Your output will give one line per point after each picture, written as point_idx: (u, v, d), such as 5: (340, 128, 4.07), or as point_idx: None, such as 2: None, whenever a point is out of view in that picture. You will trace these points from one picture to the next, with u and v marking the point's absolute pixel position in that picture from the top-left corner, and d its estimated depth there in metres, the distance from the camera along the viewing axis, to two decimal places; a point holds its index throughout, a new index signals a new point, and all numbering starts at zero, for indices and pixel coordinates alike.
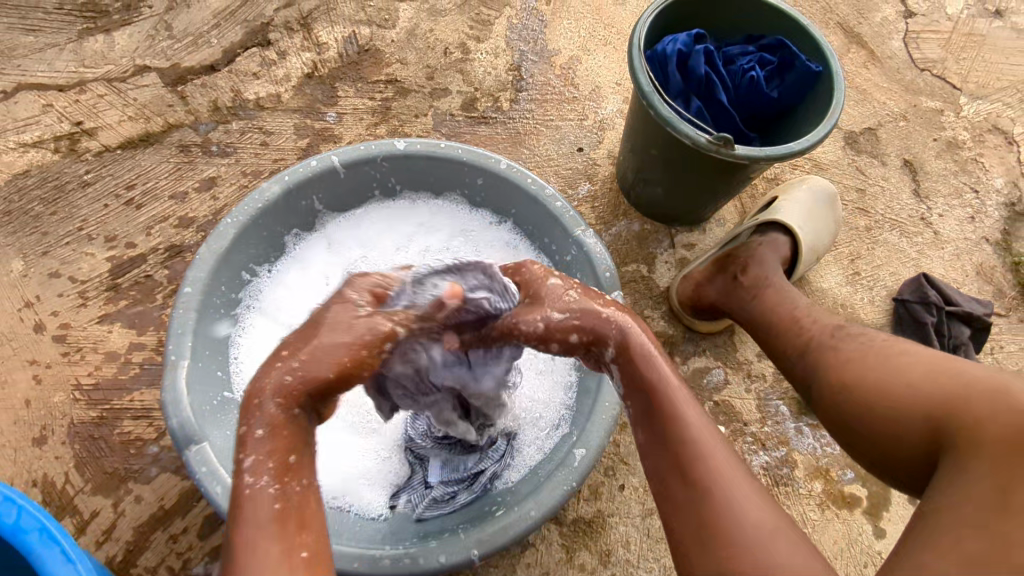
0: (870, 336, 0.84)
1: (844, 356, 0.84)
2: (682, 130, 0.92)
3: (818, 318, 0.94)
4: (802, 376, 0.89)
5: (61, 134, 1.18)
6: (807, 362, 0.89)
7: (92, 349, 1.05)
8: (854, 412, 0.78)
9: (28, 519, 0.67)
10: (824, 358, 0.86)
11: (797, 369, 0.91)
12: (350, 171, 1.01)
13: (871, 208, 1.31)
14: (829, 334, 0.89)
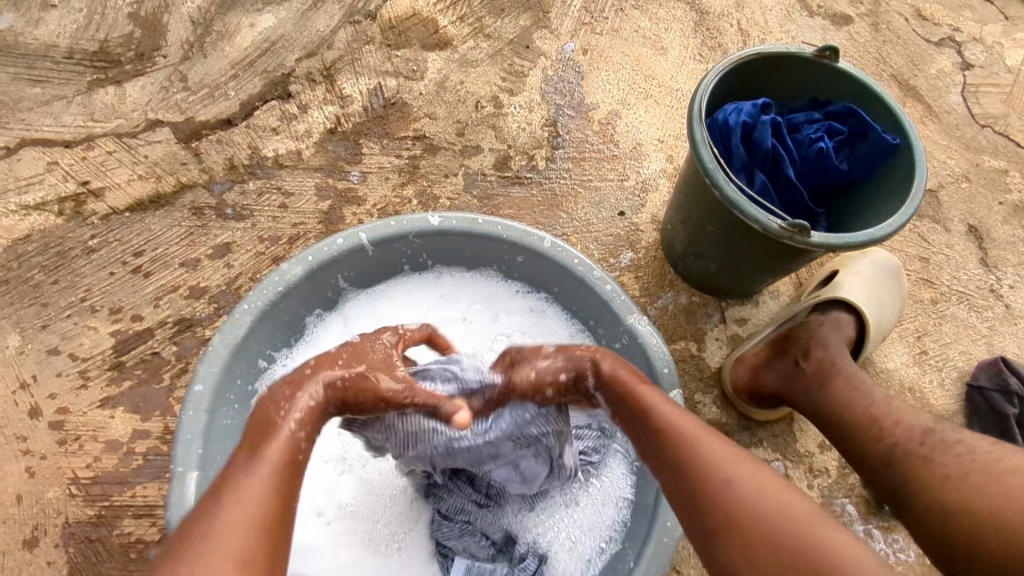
0: (970, 449, 0.77)
1: (940, 471, 0.76)
2: (751, 214, 0.83)
3: (903, 416, 0.86)
4: (895, 487, 0.80)
5: (66, 195, 1.10)
6: (900, 473, 0.80)
7: (92, 438, 0.96)
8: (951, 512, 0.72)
9: None
10: (922, 475, 0.78)
11: (883, 478, 0.82)
12: (379, 248, 0.92)
13: (936, 278, 1.21)
14: (917, 440, 0.81)
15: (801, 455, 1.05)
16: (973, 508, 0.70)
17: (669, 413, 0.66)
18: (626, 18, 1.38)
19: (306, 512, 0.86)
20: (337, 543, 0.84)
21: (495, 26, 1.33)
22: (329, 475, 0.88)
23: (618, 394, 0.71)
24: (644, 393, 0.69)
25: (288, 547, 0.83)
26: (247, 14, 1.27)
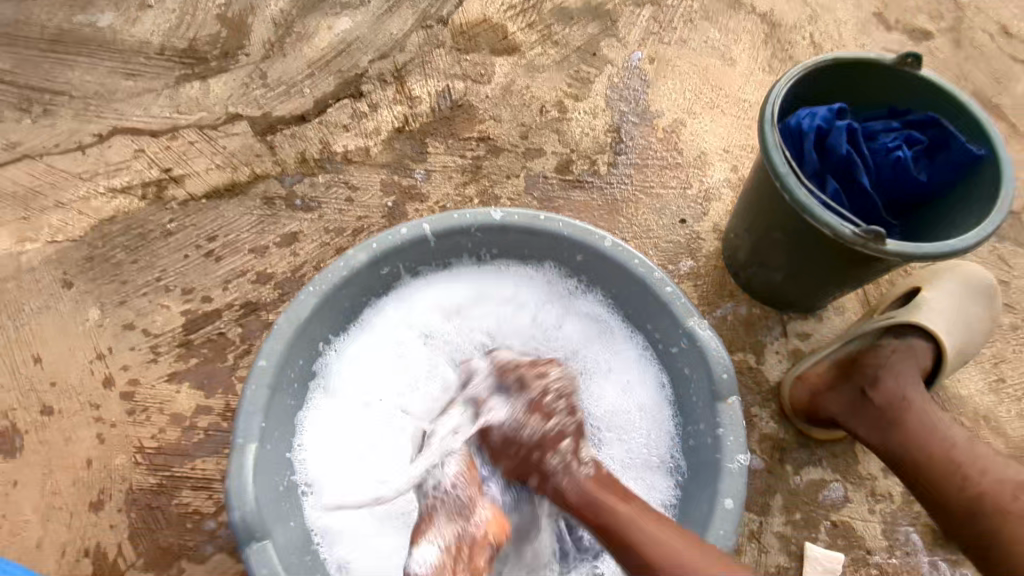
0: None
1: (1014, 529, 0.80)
2: (823, 220, 0.81)
3: (989, 465, 0.85)
4: (982, 538, 0.82)
5: (149, 180, 1.16)
6: (988, 523, 0.82)
7: (158, 410, 1.00)
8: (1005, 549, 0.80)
9: None
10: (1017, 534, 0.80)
11: (967, 523, 0.83)
12: (440, 240, 0.94)
13: (1018, 303, 1.15)
14: (1007, 494, 0.82)
15: (863, 477, 1.01)
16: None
17: (635, 511, 0.74)
18: (695, 28, 1.37)
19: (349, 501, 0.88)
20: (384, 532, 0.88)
21: (563, 34, 1.34)
22: (378, 466, 0.90)
23: (595, 503, 0.75)
24: (630, 496, 0.76)
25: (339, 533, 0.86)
26: (325, 17, 1.32)
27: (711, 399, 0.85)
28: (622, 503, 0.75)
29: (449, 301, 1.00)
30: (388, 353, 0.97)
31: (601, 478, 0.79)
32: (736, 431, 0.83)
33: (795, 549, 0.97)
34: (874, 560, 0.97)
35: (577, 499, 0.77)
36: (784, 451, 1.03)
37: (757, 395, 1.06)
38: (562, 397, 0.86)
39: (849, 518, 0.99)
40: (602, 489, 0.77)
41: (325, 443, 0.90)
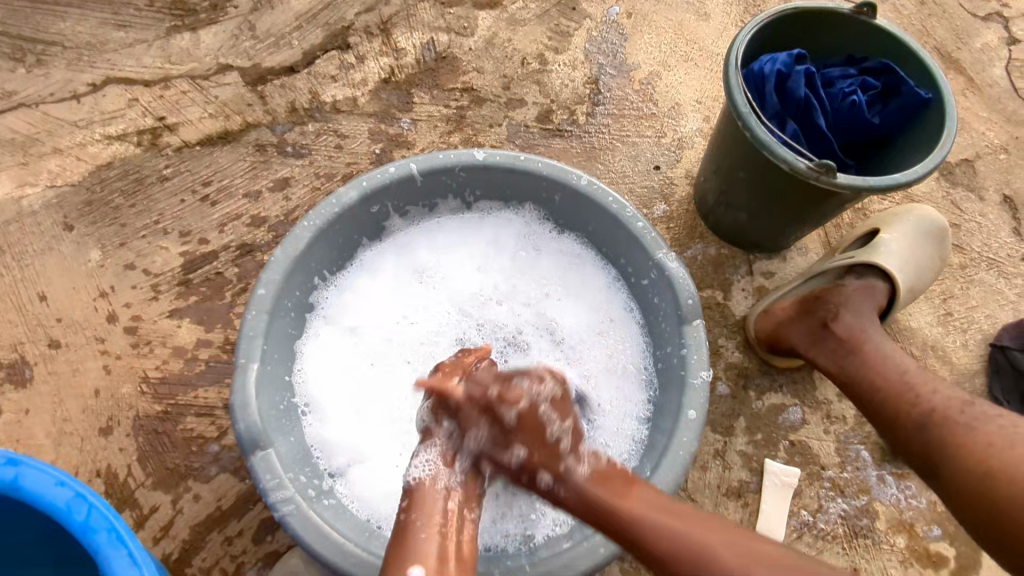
0: (1015, 422, 0.75)
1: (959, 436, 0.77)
2: (780, 155, 0.89)
3: (940, 386, 0.84)
4: (925, 454, 0.81)
5: (144, 128, 1.20)
6: (937, 434, 0.80)
7: (161, 343, 1.06)
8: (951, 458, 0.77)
9: (60, 492, 0.67)
10: (954, 443, 0.77)
11: (912, 437, 0.83)
12: (427, 179, 0.99)
13: (966, 244, 1.23)
14: (957, 408, 0.80)
15: (819, 402, 1.09)
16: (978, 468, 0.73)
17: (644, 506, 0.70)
18: None
19: (347, 418, 0.96)
20: (379, 448, 0.94)
21: None
22: (374, 392, 0.99)
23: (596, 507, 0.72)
24: (631, 490, 0.72)
25: (335, 449, 0.93)
26: None
27: (678, 321, 0.92)
28: (629, 503, 0.70)
29: (438, 244, 1.09)
30: (382, 290, 1.05)
31: (598, 473, 0.75)
32: (700, 350, 0.89)
33: (755, 465, 1.04)
34: (828, 475, 1.04)
35: (579, 503, 0.73)
36: (748, 377, 1.10)
37: (724, 328, 1.13)
38: (552, 403, 0.78)
39: (806, 438, 1.06)
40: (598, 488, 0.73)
41: (326, 367, 0.98)
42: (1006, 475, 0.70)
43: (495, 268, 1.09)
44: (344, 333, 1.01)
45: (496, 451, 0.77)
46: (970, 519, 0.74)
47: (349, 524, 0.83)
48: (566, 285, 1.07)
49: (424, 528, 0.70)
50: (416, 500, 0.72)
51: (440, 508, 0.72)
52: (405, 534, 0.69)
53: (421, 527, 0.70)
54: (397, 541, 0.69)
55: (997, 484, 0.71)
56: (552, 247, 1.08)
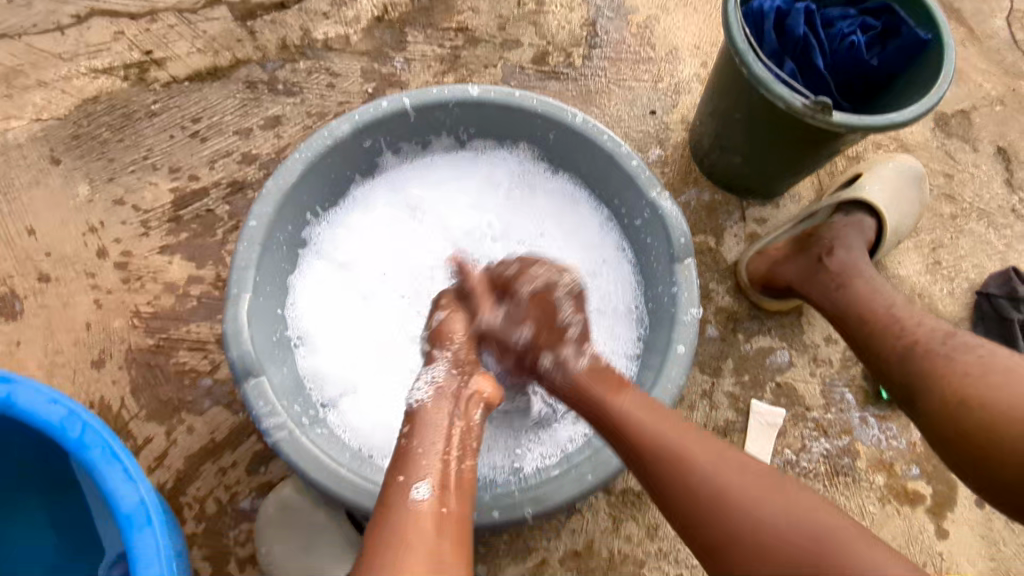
0: (993, 351, 0.76)
1: (942, 365, 0.79)
2: (777, 93, 0.88)
3: (925, 318, 0.86)
4: (903, 386, 0.83)
5: (131, 62, 1.17)
6: (916, 366, 0.81)
7: (152, 279, 1.06)
8: (927, 388, 0.79)
9: (57, 409, 0.68)
10: (930, 372, 0.79)
11: (895, 369, 0.85)
12: (420, 114, 0.98)
13: (958, 195, 1.24)
14: (939, 339, 0.82)
15: (807, 346, 1.11)
16: (950, 396, 0.75)
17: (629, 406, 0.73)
18: None
19: (340, 352, 0.97)
20: (372, 382, 0.96)
21: None
22: (366, 326, 1.00)
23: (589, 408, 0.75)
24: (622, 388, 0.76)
25: (327, 380, 0.94)
26: None
27: (669, 260, 0.92)
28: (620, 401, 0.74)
29: (431, 182, 1.08)
30: (374, 227, 1.05)
31: (595, 368, 0.79)
32: (690, 288, 0.90)
33: (741, 405, 1.06)
34: (812, 416, 1.07)
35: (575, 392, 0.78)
36: (737, 322, 1.11)
37: (715, 272, 1.14)
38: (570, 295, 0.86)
39: (792, 380, 1.08)
40: (593, 378, 0.77)
41: (319, 301, 0.99)
42: (978, 399, 0.72)
43: (488, 208, 1.08)
44: (336, 268, 1.02)
45: (505, 332, 0.84)
46: (940, 442, 0.76)
47: (343, 451, 0.84)
48: (559, 226, 1.07)
49: (426, 455, 0.69)
50: (418, 427, 0.72)
51: (444, 434, 0.71)
52: (407, 458, 0.69)
53: (423, 454, 0.69)
54: (399, 460, 0.69)
55: (968, 408, 0.73)
56: (545, 189, 1.08)
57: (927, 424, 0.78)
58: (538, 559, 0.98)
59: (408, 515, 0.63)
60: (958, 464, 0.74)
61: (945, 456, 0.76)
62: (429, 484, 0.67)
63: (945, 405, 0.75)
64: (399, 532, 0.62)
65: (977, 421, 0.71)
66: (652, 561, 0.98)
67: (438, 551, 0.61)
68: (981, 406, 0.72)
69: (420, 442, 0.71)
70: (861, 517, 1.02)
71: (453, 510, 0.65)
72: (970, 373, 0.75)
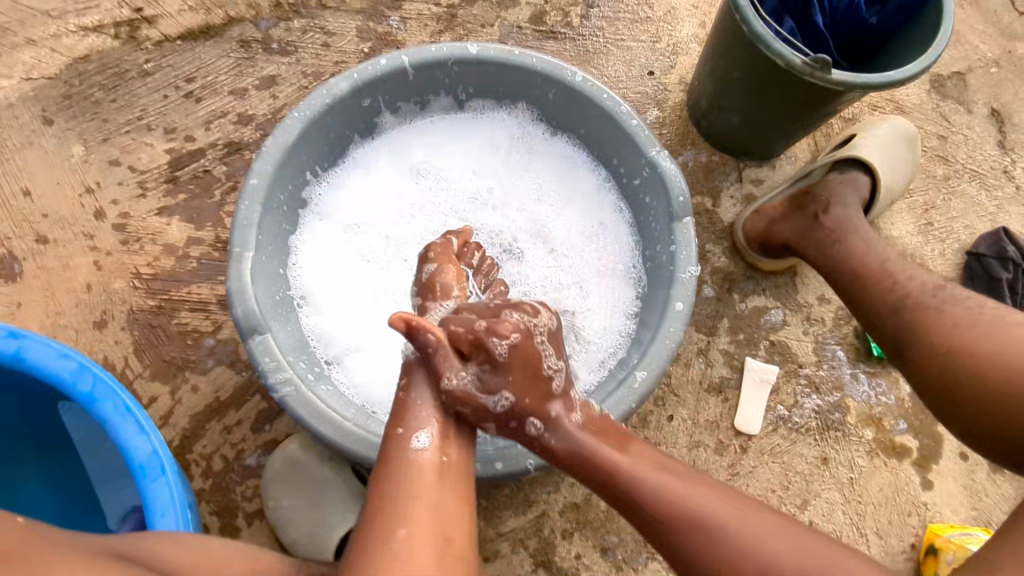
0: (981, 303, 0.79)
1: (931, 318, 0.81)
2: (776, 50, 0.88)
3: (917, 274, 0.88)
4: (893, 340, 0.85)
5: (121, 20, 1.15)
6: (907, 319, 0.83)
7: (151, 240, 1.05)
8: (917, 339, 0.81)
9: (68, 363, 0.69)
10: (920, 324, 0.82)
11: (887, 324, 0.87)
12: (418, 73, 0.97)
13: (952, 156, 1.25)
14: (929, 292, 0.84)
15: (800, 305, 1.13)
16: (939, 346, 0.78)
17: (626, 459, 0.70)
18: None
19: (343, 311, 0.98)
20: (374, 341, 0.97)
21: None
22: (368, 287, 1.00)
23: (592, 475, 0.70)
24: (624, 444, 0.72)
25: (330, 338, 0.95)
26: None
27: (668, 219, 0.93)
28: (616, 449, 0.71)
29: (431, 144, 1.08)
30: (374, 188, 1.05)
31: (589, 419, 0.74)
32: (688, 247, 0.91)
33: (736, 363, 1.09)
34: (804, 372, 1.09)
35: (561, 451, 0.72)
36: (733, 282, 1.13)
37: (712, 233, 1.15)
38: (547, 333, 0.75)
39: (785, 338, 1.11)
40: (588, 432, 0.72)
41: (321, 261, 1.00)
42: (966, 350, 0.75)
43: (487, 169, 1.08)
44: (336, 229, 1.02)
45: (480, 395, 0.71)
46: (930, 392, 0.79)
47: (348, 407, 0.86)
48: (558, 188, 1.08)
49: (425, 405, 0.71)
50: (415, 377, 0.73)
51: (447, 383, 0.72)
52: (405, 408, 0.70)
53: (423, 406, 0.70)
54: (397, 412, 0.70)
55: (956, 359, 0.75)
56: (544, 151, 1.08)
57: (916, 374, 0.81)
58: (538, 511, 1.01)
59: (409, 461, 0.65)
60: (944, 413, 0.77)
61: (932, 403, 0.79)
62: (429, 433, 0.68)
63: (936, 355, 0.78)
64: (400, 481, 0.64)
65: (966, 369, 0.74)
66: None
67: (437, 497, 0.63)
68: (970, 355, 0.74)
69: (419, 392, 0.71)
70: (850, 469, 1.06)
71: (451, 459, 0.68)
72: (959, 324, 0.77)
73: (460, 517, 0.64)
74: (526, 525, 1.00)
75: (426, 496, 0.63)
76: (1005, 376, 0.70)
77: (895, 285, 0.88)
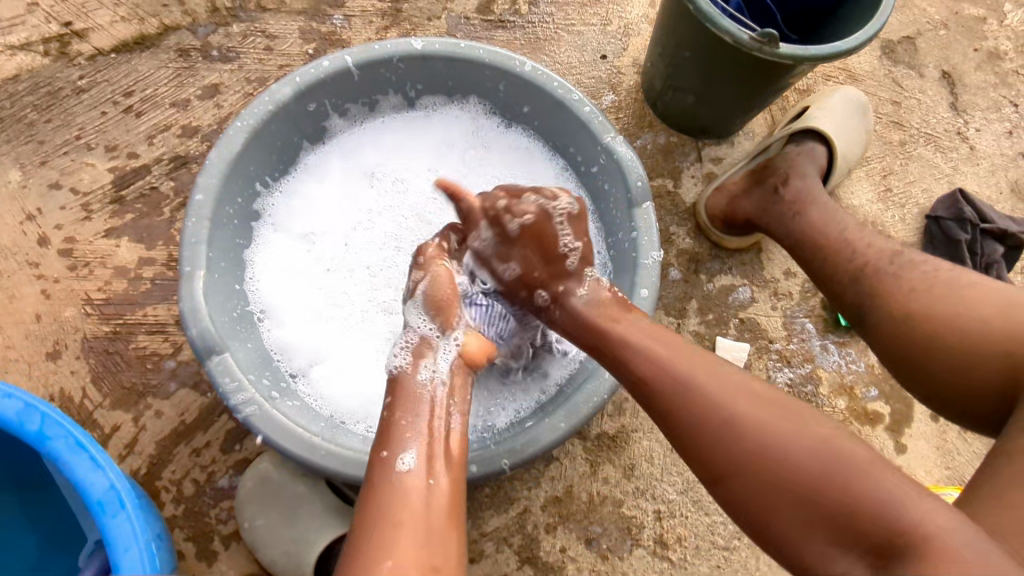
0: (936, 266, 0.79)
1: (890, 285, 0.81)
2: (724, 27, 0.87)
3: (874, 241, 0.88)
4: (854, 309, 0.86)
5: (49, 36, 1.10)
6: (867, 287, 0.84)
7: (101, 264, 1.02)
8: (881, 307, 0.81)
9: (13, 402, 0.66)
10: (880, 291, 0.82)
11: (848, 293, 0.87)
12: (364, 73, 0.94)
13: (906, 121, 1.26)
14: (886, 259, 0.84)
15: (767, 280, 1.13)
16: (899, 311, 0.78)
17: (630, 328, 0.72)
18: None
19: (307, 323, 0.96)
20: (341, 351, 0.95)
21: None
22: (331, 296, 0.98)
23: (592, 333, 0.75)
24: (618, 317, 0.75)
25: (295, 353, 0.93)
26: None
27: (627, 206, 0.92)
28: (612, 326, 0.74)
29: (385, 147, 1.05)
30: (331, 195, 1.02)
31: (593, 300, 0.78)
32: (649, 232, 0.90)
33: (707, 343, 1.09)
34: (775, 347, 1.10)
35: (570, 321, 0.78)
36: (699, 262, 1.13)
37: (676, 215, 1.15)
38: None
39: (754, 315, 1.11)
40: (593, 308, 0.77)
41: (280, 274, 0.97)
42: (922, 315, 0.76)
43: (444, 167, 1.06)
44: (294, 240, 0.99)
45: None
46: (890, 358, 0.79)
47: (314, 421, 0.83)
48: (517, 181, 1.06)
49: (409, 426, 0.70)
50: (399, 398, 0.72)
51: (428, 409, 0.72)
52: (392, 431, 0.69)
53: (409, 427, 0.69)
54: (382, 435, 0.69)
55: (915, 325, 0.76)
56: (501, 145, 1.06)
57: (878, 342, 0.81)
58: (520, 508, 1.00)
59: (392, 486, 0.64)
60: (903, 376, 0.79)
61: (894, 368, 0.80)
62: (415, 454, 0.67)
63: (897, 320, 0.78)
64: (388, 510, 0.63)
65: (921, 335, 0.75)
66: (630, 500, 1.01)
67: (427, 524, 0.62)
68: (925, 318, 0.75)
69: (404, 417, 0.70)
70: None
71: (439, 481, 0.66)
72: (920, 291, 0.78)
73: (449, 542, 0.62)
74: (509, 523, 0.99)
75: (415, 521, 0.62)
76: (957, 337, 0.72)
77: (853, 254, 0.88)
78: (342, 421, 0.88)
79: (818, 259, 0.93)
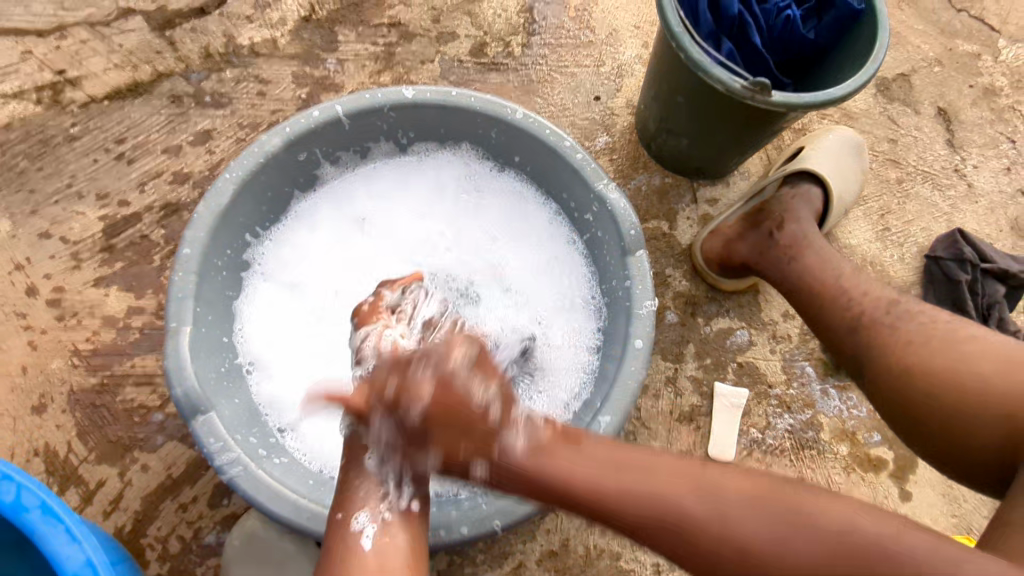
0: (933, 318, 0.78)
1: (891, 334, 0.79)
2: (716, 76, 0.87)
3: (869, 288, 0.87)
4: (852, 358, 0.84)
5: (43, 84, 1.10)
6: (863, 338, 0.82)
7: (89, 314, 1.01)
8: (878, 359, 0.79)
9: None
10: (878, 342, 0.80)
11: (846, 342, 0.85)
12: (355, 122, 0.94)
13: (903, 159, 1.25)
14: (883, 309, 0.83)
15: (765, 323, 1.11)
16: (899, 363, 0.76)
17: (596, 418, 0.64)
18: None
19: (296, 373, 0.94)
20: None
21: None
22: (319, 345, 0.97)
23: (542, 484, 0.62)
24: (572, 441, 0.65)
25: (284, 405, 0.91)
26: None
27: (621, 253, 0.90)
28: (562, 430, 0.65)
29: (375, 193, 1.05)
30: (321, 242, 1.01)
31: None
32: (643, 281, 0.88)
33: (705, 389, 1.07)
34: (775, 393, 1.08)
35: None
36: (696, 305, 1.11)
37: (671, 257, 1.13)
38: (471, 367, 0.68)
39: (753, 358, 1.09)
40: None
41: (269, 323, 0.96)
42: (921, 370, 0.74)
43: (435, 215, 1.05)
44: (283, 287, 0.98)
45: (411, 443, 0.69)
46: (890, 414, 0.77)
47: (300, 480, 0.81)
48: (510, 227, 1.05)
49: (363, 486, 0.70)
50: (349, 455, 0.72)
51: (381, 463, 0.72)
52: (346, 491, 0.70)
53: (363, 487, 0.70)
54: (339, 495, 0.70)
55: (913, 380, 0.74)
56: (493, 189, 1.05)
57: (877, 396, 0.79)
58: (515, 563, 0.97)
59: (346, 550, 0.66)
60: (904, 435, 0.77)
61: (894, 425, 0.78)
62: (371, 515, 0.68)
63: (894, 373, 0.76)
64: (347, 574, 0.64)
65: (918, 388, 0.73)
66: (627, 553, 0.99)
67: None
68: (923, 373, 0.74)
69: (360, 482, 0.70)
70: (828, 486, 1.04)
71: (398, 543, 0.67)
72: (916, 343, 0.76)
73: None
74: None
75: None
76: (955, 392, 0.70)
77: (847, 301, 0.87)
78: (332, 477, 0.86)
79: (814, 305, 0.91)
